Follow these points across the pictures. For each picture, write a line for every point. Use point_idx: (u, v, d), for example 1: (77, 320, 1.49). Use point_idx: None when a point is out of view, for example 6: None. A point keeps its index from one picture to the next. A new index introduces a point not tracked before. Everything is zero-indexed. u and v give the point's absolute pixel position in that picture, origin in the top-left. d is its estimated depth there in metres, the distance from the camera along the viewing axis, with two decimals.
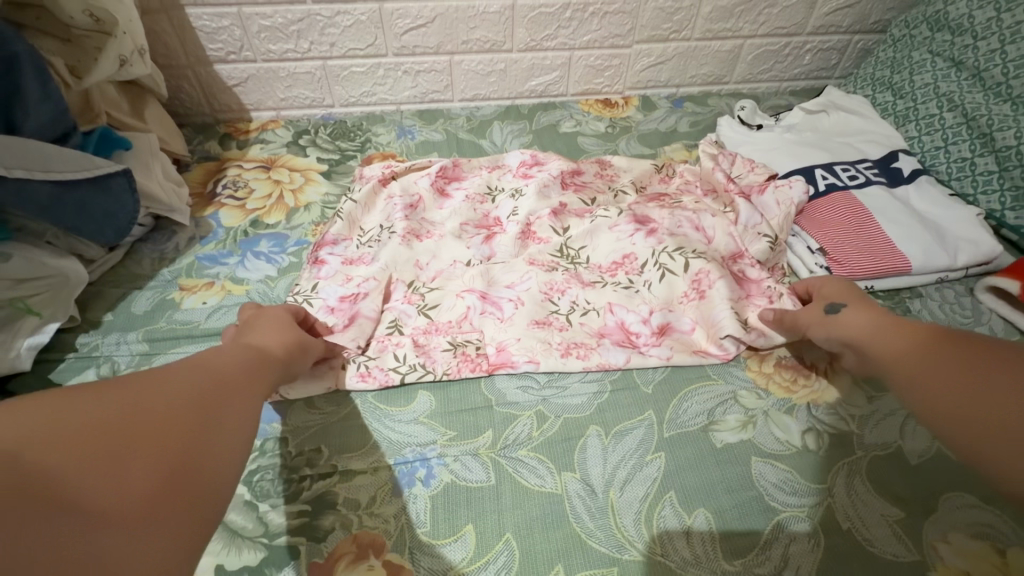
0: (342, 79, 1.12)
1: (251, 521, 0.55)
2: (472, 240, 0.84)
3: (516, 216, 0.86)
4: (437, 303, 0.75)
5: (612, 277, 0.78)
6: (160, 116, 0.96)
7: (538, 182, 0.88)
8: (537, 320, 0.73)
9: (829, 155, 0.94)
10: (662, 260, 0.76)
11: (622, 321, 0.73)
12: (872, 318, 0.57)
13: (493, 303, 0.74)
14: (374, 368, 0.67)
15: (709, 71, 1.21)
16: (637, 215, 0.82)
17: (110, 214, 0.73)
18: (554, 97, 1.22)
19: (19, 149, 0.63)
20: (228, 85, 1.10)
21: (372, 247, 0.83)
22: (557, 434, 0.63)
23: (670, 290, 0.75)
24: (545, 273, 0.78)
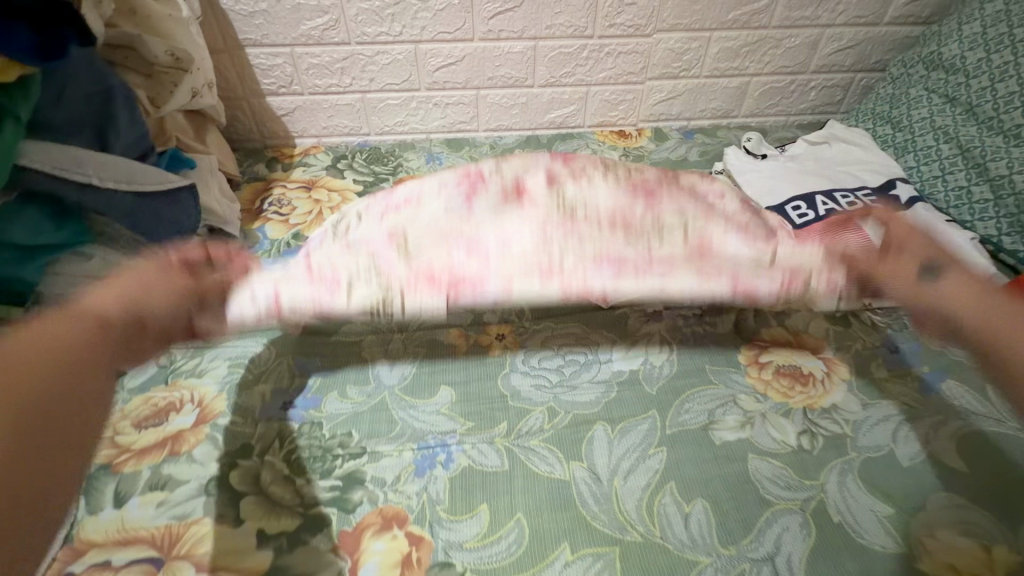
0: (378, 111, 1.24)
1: (289, 493, 0.61)
2: (452, 197, 0.67)
3: (502, 173, 0.69)
4: (416, 249, 0.61)
5: (627, 215, 0.63)
6: (218, 140, 1.08)
7: (526, 153, 0.73)
8: (535, 255, 0.58)
9: (829, 182, 0.99)
10: (678, 223, 0.62)
11: (617, 240, 0.60)
12: (966, 275, 0.50)
13: (477, 250, 0.60)
14: (325, 268, 0.59)
15: (718, 106, 1.30)
16: (632, 184, 0.67)
17: (177, 221, 0.83)
18: (571, 128, 1.31)
19: (113, 163, 0.73)
20: (278, 115, 1.23)
21: (351, 218, 0.70)
22: (566, 426, 0.68)
23: (670, 241, 0.60)
24: (530, 219, 0.62)
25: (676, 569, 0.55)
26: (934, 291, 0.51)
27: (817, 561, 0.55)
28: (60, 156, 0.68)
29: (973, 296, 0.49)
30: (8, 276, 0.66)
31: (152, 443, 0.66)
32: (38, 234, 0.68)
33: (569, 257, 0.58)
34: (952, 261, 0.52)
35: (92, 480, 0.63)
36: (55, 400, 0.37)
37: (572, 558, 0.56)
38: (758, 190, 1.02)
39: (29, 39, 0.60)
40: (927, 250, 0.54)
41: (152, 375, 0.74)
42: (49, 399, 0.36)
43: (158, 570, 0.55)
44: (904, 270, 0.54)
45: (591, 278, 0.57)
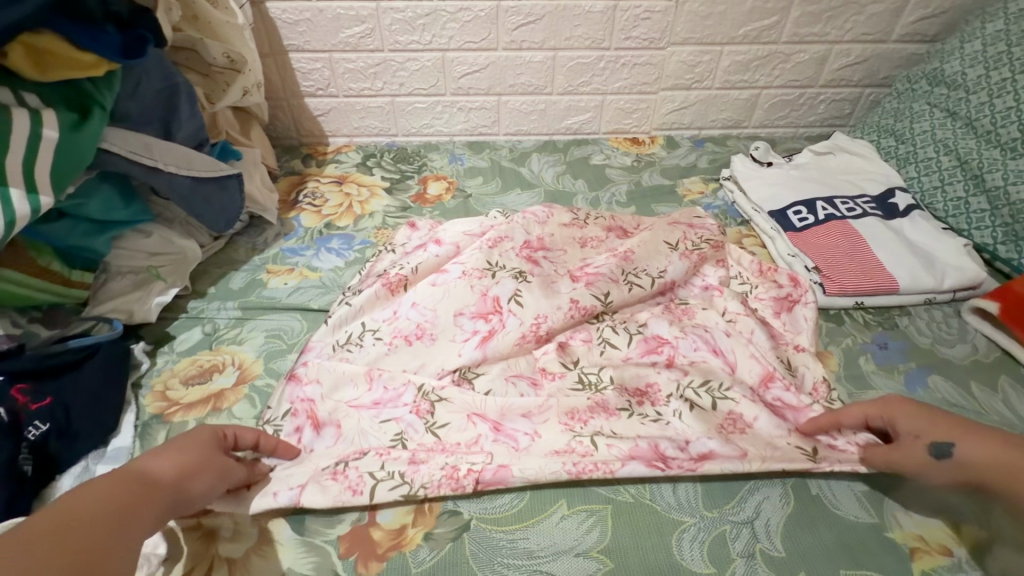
0: (407, 113, 1.33)
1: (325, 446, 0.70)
2: (467, 341, 0.76)
3: (522, 309, 0.78)
4: (447, 420, 0.68)
5: (640, 405, 0.71)
6: (261, 137, 1.17)
7: (543, 279, 0.82)
8: (570, 415, 0.68)
9: (830, 189, 1.04)
10: (688, 394, 0.71)
11: (655, 445, 0.65)
12: (984, 441, 0.58)
13: (507, 433, 0.67)
14: (349, 468, 0.63)
15: (729, 116, 1.35)
16: (649, 344, 0.77)
17: (225, 207, 0.92)
18: (587, 135, 1.38)
19: (176, 150, 0.83)
20: (314, 115, 1.32)
21: (352, 349, 0.77)
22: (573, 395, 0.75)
23: (705, 421, 0.68)
24: (562, 394, 0.71)
25: (663, 527, 0.61)
26: (971, 469, 0.58)
27: (793, 527, 0.61)
28: (133, 141, 0.79)
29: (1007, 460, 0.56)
30: (82, 244, 0.77)
31: (198, 399, 0.74)
32: (109, 211, 0.79)
33: (619, 444, 0.65)
34: (950, 434, 0.60)
35: (146, 427, 0.71)
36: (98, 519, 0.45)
37: (569, 512, 0.62)
38: (762, 196, 1.07)
39: (116, 40, 0.71)
40: (926, 426, 0.61)
41: (198, 341, 0.83)
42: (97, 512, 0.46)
43: None
44: (918, 457, 0.61)
45: (614, 461, 0.64)
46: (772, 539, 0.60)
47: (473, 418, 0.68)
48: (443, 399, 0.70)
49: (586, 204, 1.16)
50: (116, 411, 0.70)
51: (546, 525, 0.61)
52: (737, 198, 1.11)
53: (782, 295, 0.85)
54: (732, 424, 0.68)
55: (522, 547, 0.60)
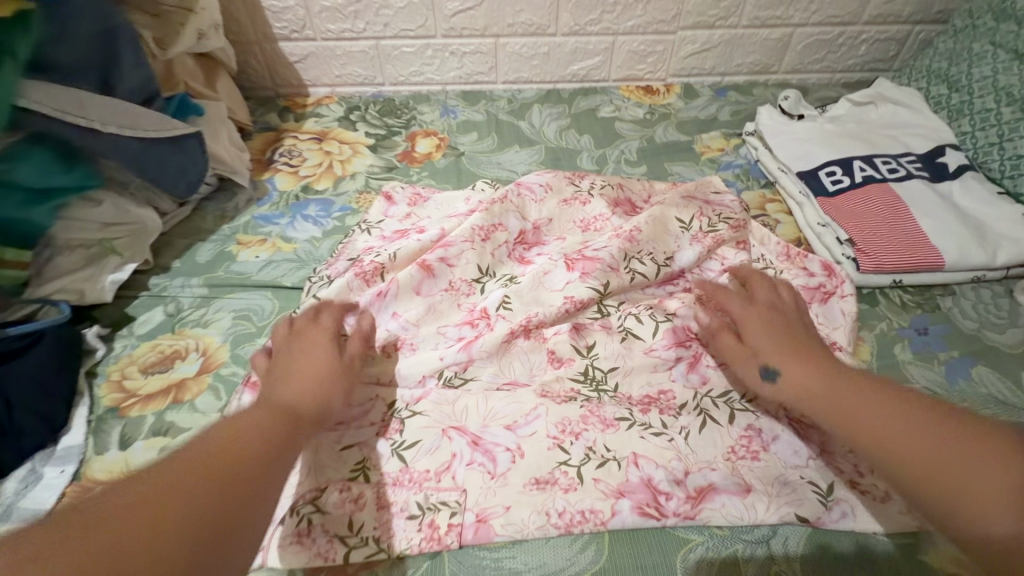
0: (393, 59, 1.19)
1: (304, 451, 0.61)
2: (447, 347, 0.70)
3: (509, 311, 0.73)
4: (417, 439, 0.61)
5: (642, 414, 0.64)
6: (229, 88, 1.05)
7: (536, 272, 0.76)
8: (560, 426, 0.62)
9: (869, 147, 0.92)
10: (704, 405, 0.64)
11: (648, 478, 0.58)
12: (808, 371, 0.57)
13: (485, 452, 0.60)
14: (315, 526, 0.55)
15: (756, 60, 1.20)
16: (677, 335, 0.70)
17: (184, 169, 0.83)
18: (595, 82, 1.23)
19: (117, 107, 0.73)
20: (290, 62, 1.19)
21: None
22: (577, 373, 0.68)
23: (713, 445, 0.60)
24: (550, 399, 0.65)
25: (665, 542, 0.55)
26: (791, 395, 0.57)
27: (814, 546, 0.54)
28: (63, 97, 0.68)
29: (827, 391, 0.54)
30: (24, 217, 0.68)
31: (157, 390, 0.68)
32: (47, 176, 0.69)
33: (607, 479, 0.58)
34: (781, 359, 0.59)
35: (100, 423, 0.65)
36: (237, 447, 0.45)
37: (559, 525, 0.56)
38: (790, 154, 0.95)
39: None
40: (770, 346, 0.61)
41: (160, 323, 0.75)
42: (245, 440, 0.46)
43: None
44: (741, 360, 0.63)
45: (604, 510, 0.56)
46: (789, 561, 0.54)
47: (448, 433, 0.62)
48: (416, 415, 0.64)
49: (591, 164, 1.04)
50: (66, 406, 0.64)
51: (533, 543, 0.56)
52: (763, 157, 0.98)
53: (813, 285, 0.75)
54: (747, 445, 0.60)
55: (507, 568, 0.54)
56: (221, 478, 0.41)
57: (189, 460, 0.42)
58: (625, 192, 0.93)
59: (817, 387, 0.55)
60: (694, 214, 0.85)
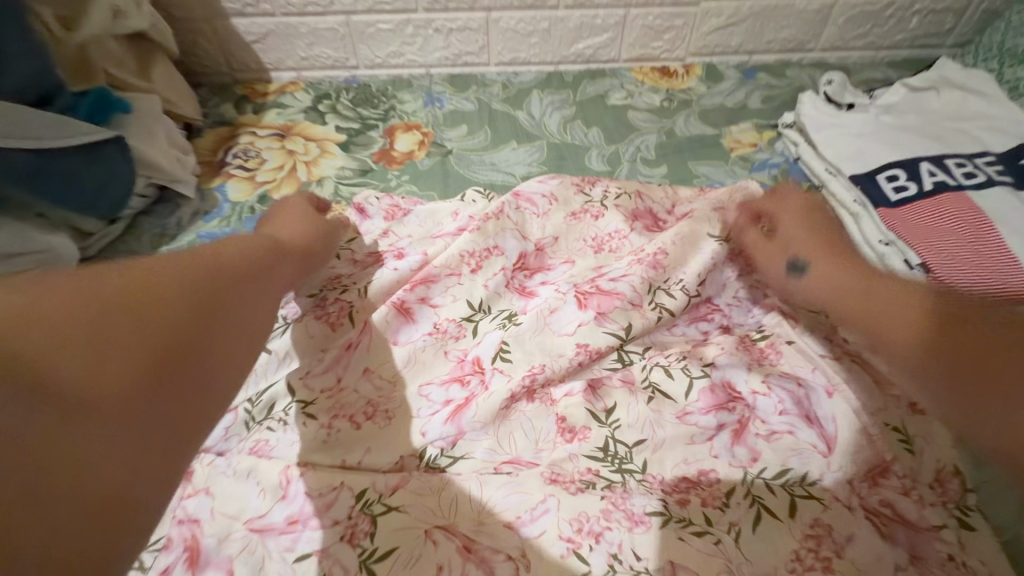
0: (367, 38, 1.01)
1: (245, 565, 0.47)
2: (432, 415, 0.56)
3: (509, 363, 0.59)
4: (392, 547, 0.47)
5: (680, 505, 0.50)
6: (171, 75, 0.88)
7: (541, 310, 0.62)
8: (577, 525, 0.48)
9: (937, 144, 0.77)
10: (756, 492, 0.51)
11: None
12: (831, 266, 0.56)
13: (480, 565, 0.46)
14: None
15: (790, 36, 1.03)
16: (717, 396, 0.57)
17: (102, 185, 0.68)
18: (603, 63, 1.06)
19: (9, 113, 0.59)
20: (247, 42, 1.01)
21: (273, 429, 0.55)
22: (596, 450, 0.54)
23: (772, 551, 0.47)
24: (561, 488, 0.51)
25: None
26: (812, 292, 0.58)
27: None
28: None
29: (840, 283, 0.54)
30: None
31: None
32: None
33: None
34: (814, 255, 0.59)
35: None
36: (217, 282, 0.43)
37: None
38: (841, 153, 0.79)
39: None
40: (806, 246, 0.60)
41: None
42: (216, 277, 0.44)
43: None
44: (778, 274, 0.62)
45: None
46: None
47: (432, 535, 0.47)
48: (393, 511, 0.49)
49: (602, 164, 0.88)
50: None
51: None
52: (806, 156, 0.83)
53: None
54: (816, 549, 0.47)
55: None
56: (205, 305, 0.41)
57: (173, 286, 0.39)
58: (644, 201, 0.77)
59: (836, 287, 0.55)
60: (732, 231, 0.70)
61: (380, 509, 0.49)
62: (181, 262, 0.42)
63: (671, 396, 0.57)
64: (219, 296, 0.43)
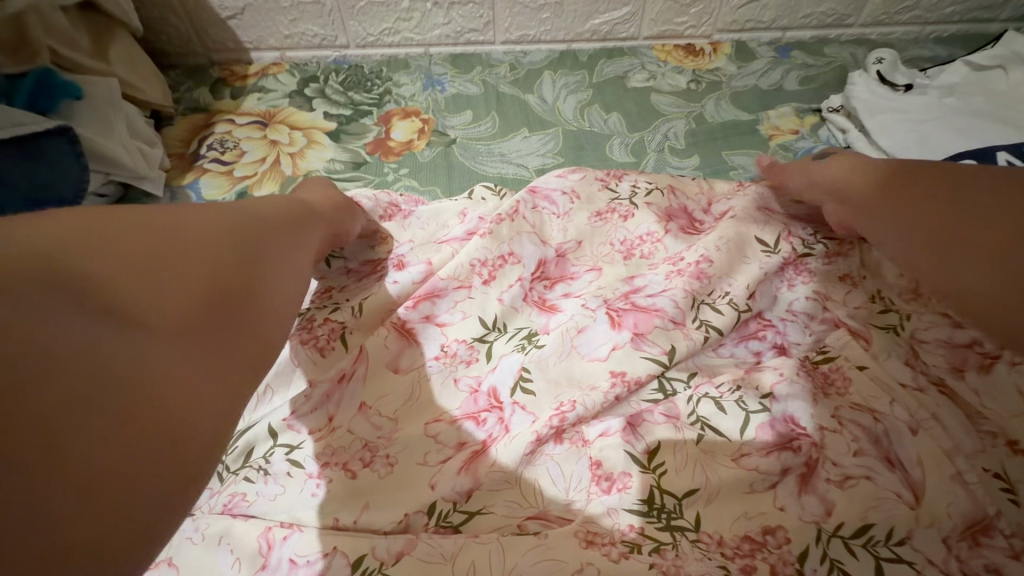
0: (358, 12, 0.90)
1: None
2: (443, 461, 0.47)
3: (533, 394, 0.50)
4: None
5: (744, 572, 0.42)
6: (132, 55, 0.78)
7: (565, 330, 0.53)
8: None
9: (1013, 131, 0.67)
10: (835, 554, 0.42)
11: None
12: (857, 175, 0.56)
13: None
14: None
15: (830, 9, 0.93)
16: (780, 434, 0.47)
17: (47, 184, 0.57)
18: (621, 41, 0.96)
19: None
20: (222, 18, 0.90)
21: (253, 479, 0.46)
22: (639, 503, 0.44)
23: None
24: (601, 554, 0.42)
25: None
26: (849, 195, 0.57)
27: None
28: None
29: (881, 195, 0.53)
30: None
31: None
32: None
33: None
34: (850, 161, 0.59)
35: None
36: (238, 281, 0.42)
37: None
38: (901, 141, 0.70)
39: None
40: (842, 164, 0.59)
41: None
42: (240, 274, 0.42)
43: None
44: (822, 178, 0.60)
45: None
46: None
47: None
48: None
49: (625, 154, 0.78)
50: None
51: None
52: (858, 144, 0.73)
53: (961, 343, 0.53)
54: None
55: None
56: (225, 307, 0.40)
57: (187, 293, 0.38)
58: (678, 198, 0.68)
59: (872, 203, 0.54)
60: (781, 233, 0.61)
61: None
62: (203, 261, 0.40)
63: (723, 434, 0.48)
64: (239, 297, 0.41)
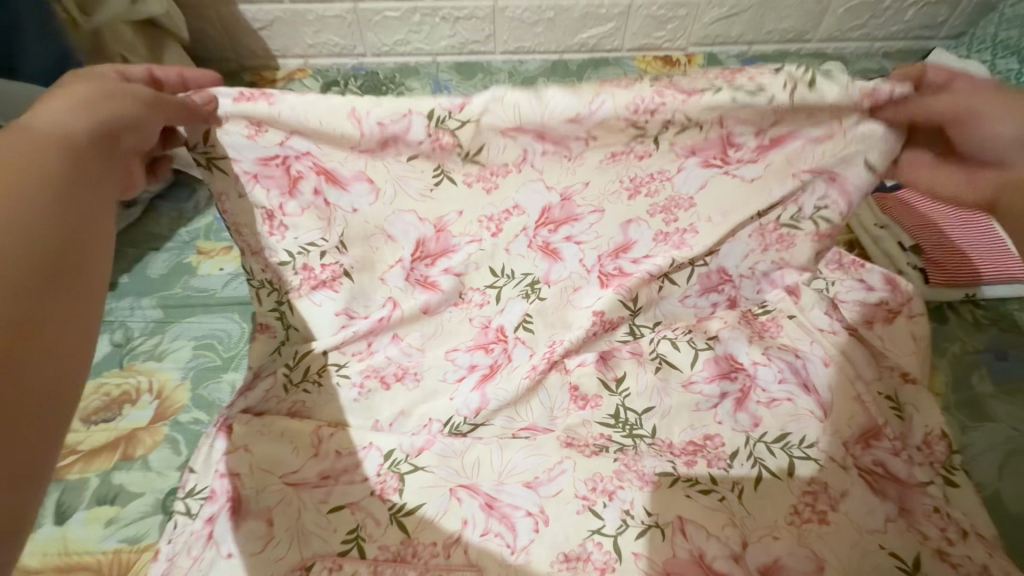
0: (375, 25, 1.02)
1: (286, 517, 0.50)
2: (461, 382, 0.60)
3: (535, 334, 0.62)
4: (421, 502, 0.51)
5: (688, 467, 0.54)
6: (181, 61, 0.89)
7: (564, 286, 0.63)
8: (592, 483, 0.52)
9: None
10: (759, 455, 0.54)
11: (699, 553, 0.48)
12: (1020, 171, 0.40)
13: (502, 518, 0.50)
14: None
15: (789, 26, 1.06)
16: (721, 366, 0.60)
17: None
18: (606, 52, 1.08)
19: (24, 99, 0.58)
20: (254, 29, 1.02)
21: (310, 390, 0.58)
22: (610, 413, 0.57)
23: (773, 507, 0.51)
24: (577, 451, 0.54)
25: None
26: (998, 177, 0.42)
27: None
28: None
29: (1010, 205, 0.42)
30: None
31: (103, 443, 0.56)
32: None
33: (650, 553, 0.49)
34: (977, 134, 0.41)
35: None
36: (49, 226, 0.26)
37: None
38: None
39: None
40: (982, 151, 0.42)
41: (104, 356, 0.63)
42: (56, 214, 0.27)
43: None
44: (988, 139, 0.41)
45: None
46: None
47: (456, 493, 0.52)
48: (419, 470, 0.53)
49: None
50: None
51: None
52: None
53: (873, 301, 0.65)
54: (813, 504, 0.51)
55: None
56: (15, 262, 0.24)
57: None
58: (726, 127, 0.51)
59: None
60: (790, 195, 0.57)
61: (410, 466, 0.53)
62: None
63: (676, 366, 0.60)
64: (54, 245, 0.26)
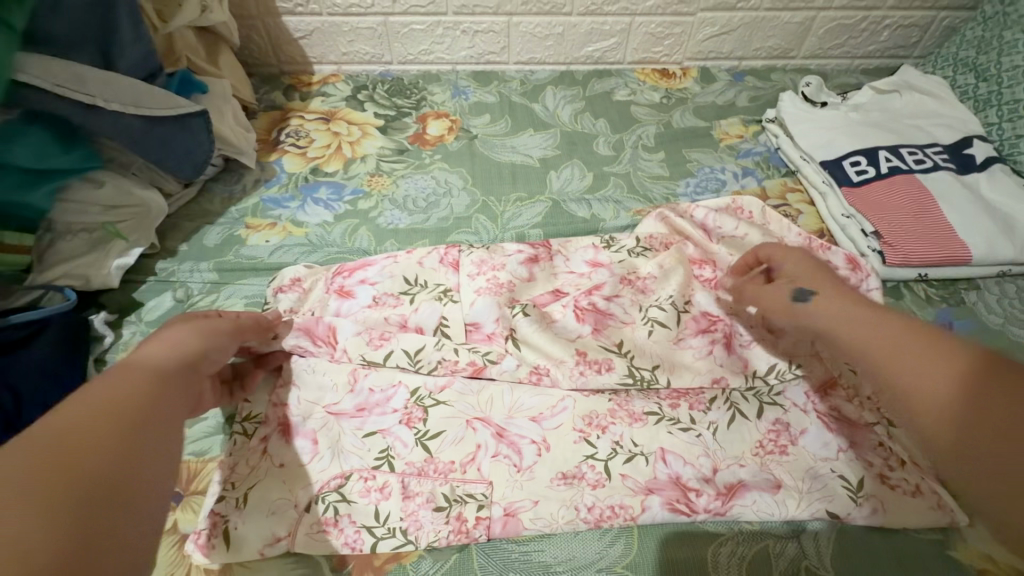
0: (402, 37, 1.14)
1: (329, 438, 0.60)
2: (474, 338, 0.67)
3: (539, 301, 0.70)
4: (441, 430, 0.60)
5: (672, 409, 0.62)
6: (232, 64, 1.00)
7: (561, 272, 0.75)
8: (587, 420, 0.61)
9: (895, 137, 0.90)
10: (733, 400, 0.63)
11: (676, 475, 0.57)
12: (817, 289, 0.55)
13: (510, 444, 0.59)
14: (342, 517, 0.55)
15: (775, 44, 1.17)
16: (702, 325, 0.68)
17: (189, 152, 0.79)
18: (610, 65, 1.20)
19: (116, 83, 0.68)
20: (295, 38, 1.14)
21: None
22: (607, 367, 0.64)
23: (741, 441, 0.60)
24: (580, 393, 0.63)
25: (694, 537, 0.55)
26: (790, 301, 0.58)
27: (845, 544, 0.54)
28: (62, 73, 0.64)
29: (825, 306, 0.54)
30: (18, 201, 0.65)
31: None
32: (44, 157, 0.65)
33: (635, 475, 0.58)
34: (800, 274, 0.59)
35: None
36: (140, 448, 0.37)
37: (590, 522, 0.56)
38: (813, 142, 0.93)
39: None
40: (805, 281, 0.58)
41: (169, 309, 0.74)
42: (143, 439, 0.37)
43: (177, 504, 0.57)
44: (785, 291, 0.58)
45: (634, 504, 0.56)
46: (821, 557, 0.54)
47: (472, 424, 0.61)
48: (440, 404, 0.62)
49: (608, 149, 1.01)
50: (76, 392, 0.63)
51: (560, 537, 0.55)
52: (784, 145, 0.97)
53: None
54: (775, 440, 0.60)
55: (536, 562, 0.54)
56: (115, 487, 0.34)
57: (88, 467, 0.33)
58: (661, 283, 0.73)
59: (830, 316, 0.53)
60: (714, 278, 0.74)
61: (433, 401, 0.62)
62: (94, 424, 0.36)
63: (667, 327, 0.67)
64: (135, 470, 0.36)
